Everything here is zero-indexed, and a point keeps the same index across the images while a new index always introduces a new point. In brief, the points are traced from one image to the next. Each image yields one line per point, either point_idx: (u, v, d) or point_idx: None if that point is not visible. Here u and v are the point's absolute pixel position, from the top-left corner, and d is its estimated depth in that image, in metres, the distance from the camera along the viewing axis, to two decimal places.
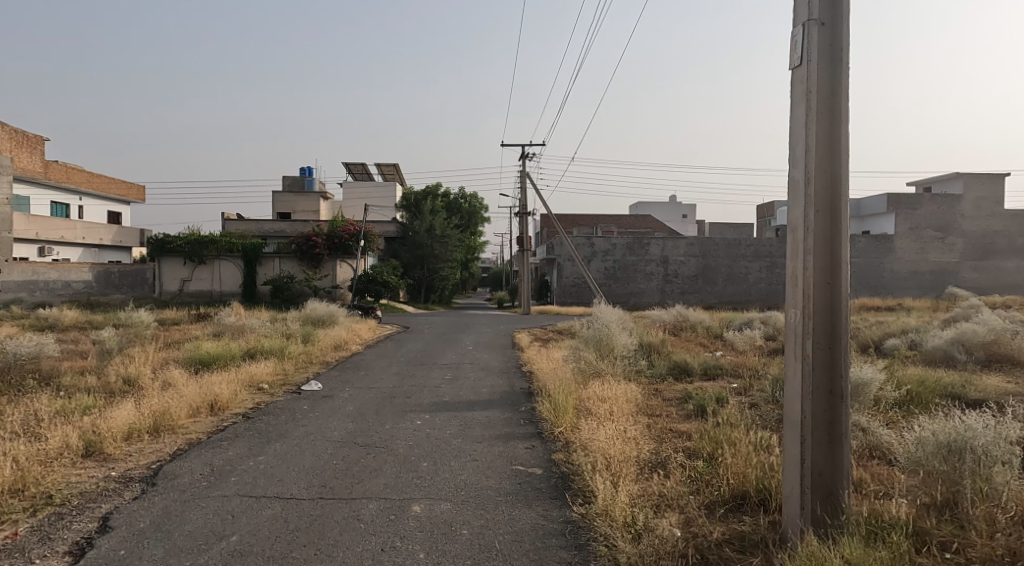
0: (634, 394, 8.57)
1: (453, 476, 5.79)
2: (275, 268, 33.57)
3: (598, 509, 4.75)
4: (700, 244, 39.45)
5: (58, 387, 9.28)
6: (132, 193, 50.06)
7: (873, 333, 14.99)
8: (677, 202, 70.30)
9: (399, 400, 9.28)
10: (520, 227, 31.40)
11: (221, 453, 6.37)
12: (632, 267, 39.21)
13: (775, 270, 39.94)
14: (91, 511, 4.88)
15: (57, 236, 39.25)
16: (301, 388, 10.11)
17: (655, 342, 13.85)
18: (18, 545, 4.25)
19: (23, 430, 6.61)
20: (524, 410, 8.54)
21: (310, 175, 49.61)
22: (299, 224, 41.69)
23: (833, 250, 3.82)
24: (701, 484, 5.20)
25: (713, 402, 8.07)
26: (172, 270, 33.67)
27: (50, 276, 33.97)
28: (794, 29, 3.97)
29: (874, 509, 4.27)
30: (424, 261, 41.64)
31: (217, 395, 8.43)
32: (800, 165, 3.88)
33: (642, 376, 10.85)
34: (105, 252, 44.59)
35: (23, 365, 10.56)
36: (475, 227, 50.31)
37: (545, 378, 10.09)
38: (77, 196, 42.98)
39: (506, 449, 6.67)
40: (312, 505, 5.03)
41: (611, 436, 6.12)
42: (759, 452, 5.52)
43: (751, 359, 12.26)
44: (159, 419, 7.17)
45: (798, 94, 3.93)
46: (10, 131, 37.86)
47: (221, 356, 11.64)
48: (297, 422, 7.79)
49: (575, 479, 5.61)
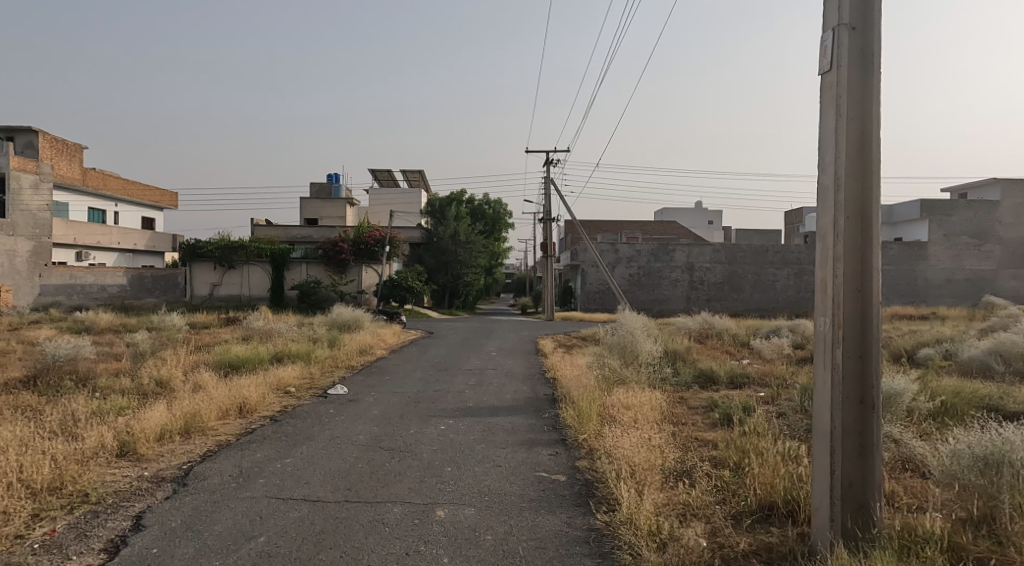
0: (659, 401, 8.51)
1: (477, 481, 5.82)
2: (303, 274, 34.04)
3: (623, 517, 4.72)
4: (727, 251, 39.03)
5: (94, 389, 9.51)
6: (165, 198, 50.87)
7: (906, 343, 14.67)
8: (702, 208, 69.72)
9: (423, 404, 9.34)
10: (545, 233, 31.22)
11: (249, 456, 6.47)
12: (656, 274, 38.89)
13: (804, 277, 39.43)
14: (125, 509, 5.00)
15: (93, 241, 40.21)
16: (326, 392, 10.22)
17: (680, 350, 13.76)
18: (57, 542, 4.36)
19: (61, 429, 6.80)
20: (547, 416, 8.52)
21: (337, 182, 50.32)
22: (326, 229, 42.18)
23: (862, 256, 3.78)
24: (727, 494, 5.15)
25: (739, 411, 8.00)
26: (203, 275, 34.33)
27: (87, 280, 34.87)
28: (823, 34, 3.95)
29: (906, 522, 4.17)
30: (448, 267, 41.87)
31: (246, 398, 8.56)
32: (831, 170, 3.83)
33: (667, 384, 10.71)
34: (138, 257, 45.53)
35: (61, 366, 10.84)
36: (499, 232, 50.45)
37: (568, 384, 10.07)
38: (113, 203, 43.93)
39: (530, 455, 6.68)
40: (337, 508, 5.09)
41: (636, 443, 6.09)
42: (789, 462, 5.42)
43: (779, 368, 12.01)
44: (189, 421, 7.31)
45: (827, 100, 3.89)
46: (51, 139, 38.43)
47: (250, 359, 11.89)
48: (323, 425, 7.91)
49: (599, 486, 5.59)
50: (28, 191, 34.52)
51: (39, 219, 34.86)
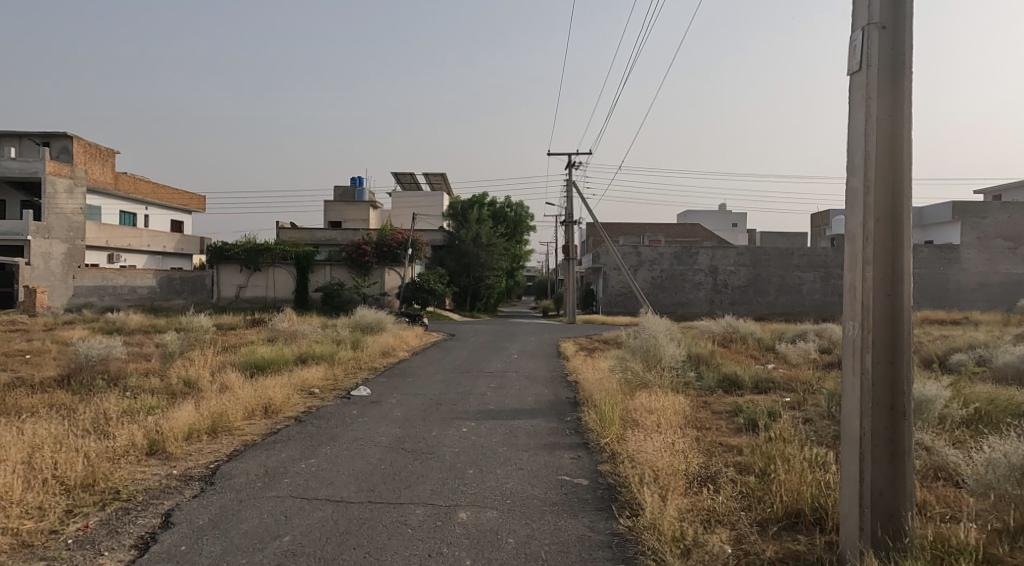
0: (682, 405, 8.43)
1: (499, 484, 5.82)
2: (326, 276, 34.40)
3: (647, 522, 4.68)
4: (751, 253, 38.61)
5: (125, 388, 9.71)
6: (194, 201, 51.74)
7: (937, 348, 14.36)
8: (727, 211, 69.00)
9: (445, 406, 9.38)
10: (567, 235, 31.18)
11: (274, 455, 6.55)
12: (679, 276, 38.57)
13: (831, 281, 38.84)
14: (155, 506, 5.08)
15: (124, 243, 41.03)
16: (350, 393, 10.31)
17: (704, 354, 13.62)
18: (89, 537, 4.46)
19: (93, 427, 6.96)
20: (569, 419, 8.50)
21: (360, 185, 50.75)
22: (349, 232, 42.56)
23: (893, 260, 3.71)
24: (752, 501, 5.09)
25: (764, 416, 7.90)
26: (230, 277, 34.85)
27: (118, 282, 35.61)
28: (852, 34, 3.89)
29: (939, 532, 4.08)
30: (470, 270, 42.00)
31: (271, 398, 8.67)
32: (859, 172, 3.78)
33: (690, 388, 10.62)
34: (167, 260, 46.36)
35: (94, 366, 11.07)
36: (521, 235, 50.50)
37: (590, 388, 10.02)
38: (143, 206, 44.79)
39: (552, 458, 6.66)
40: (360, 508, 5.13)
41: (659, 448, 6.04)
42: (815, 469, 5.34)
43: (805, 372, 11.85)
44: (216, 420, 7.42)
45: (857, 99, 3.83)
46: (85, 144, 39.35)
47: (275, 360, 12.05)
48: (347, 426, 7.98)
49: (622, 491, 5.55)
50: (63, 195, 35.39)
51: (73, 222, 35.71)
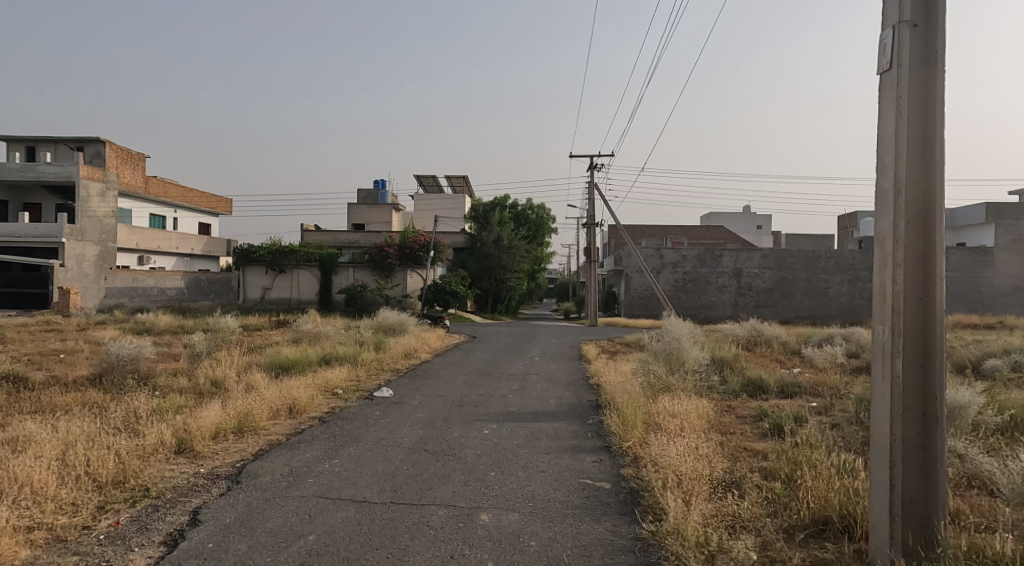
0: (706, 410, 8.34)
1: (521, 487, 5.80)
2: (350, 278, 34.72)
3: (669, 528, 4.62)
4: (776, 256, 38.16)
5: (154, 387, 9.88)
6: (221, 205, 52.57)
7: (970, 353, 14.04)
8: (751, 212, 68.22)
9: (467, 408, 9.40)
10: (589, 238, 31.07)
11: (299, 455, 6.61)
12: (703, 279, 38.19)
13: (859, 284, 38.22)
14: (183, 504, 5.16)
15: (154, 245, 41.81)
16: (372, 394, 10.38)
17: (727, 357, 13.47)
18: (120, 534, 4.54)
19: (124, 425, 7.09)
20: (591, 423, 8.45)
21: (383, 188, 51.14)
22: (372, 235, 42.91)
23: (925, 263, 3.63)
24: (779, 507, 5.01)
25: (790, 421, 7.79)
26: (255, 278, 35.30)
27: (148, 283, 36.29)
28: (883, 33, 3.83)
29: (973, 542, 3.98)
30: (492, 272, 42.07)
31: (296, 399, 8.76)
32: (890, 174, 3.71)
33: (714, 392, 10.50)
34: (195, 262, 47.15)
35: (125, 366, 11.27)
36: (542, 237, 50.48)
37: (613, 390, 9.94)
38: (172, 209, 45.61)
39: (574, 462, 6.63)
40: (384, 509, 5.16)
41: (682, 452, 5.99)
42: (843, 475, 5.23)
43: (832, 377, 11.63)
44: (242, 420, 7.52)
45: (887, 100, 3.76)
46: (116, 148, 40.18)
47: (299, 361, 12.18)
48: (370, 427, 8.03)
49: (644, 495, 5.51)
50: (95, 199, 36.20)
51: (105, 225, 36.50)
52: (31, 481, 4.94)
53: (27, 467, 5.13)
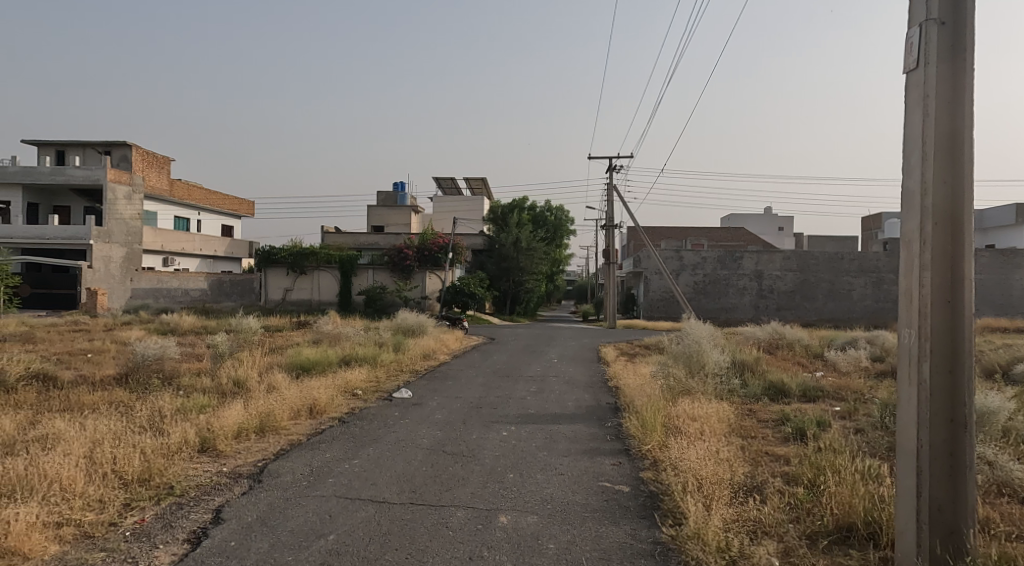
0: (726, 413, 8.27)
1: (540, 489, 5.79)
2: (369, 279, 34.95)
3: (689, 532, 4.57)
4: (798, 258, 37.72)
5: (179, 387, 10.02)
6: (243, 207, 53.18)
7: (999, 358, 13.74)
8: (773, 214, 67.50)
9: (486, 410, 9.40)
10: (607, 240, 30.94)
11: (319, 455, 6.66)
12: (723, 281, 37.86)
13: (883, 287, 37.64)
14: (206, 502, 5.22)
15: (178, 247, 42.42)
16: (392, 395, 10.44)
17: (749, 360, 13.35)
18: (145, 531, 4.60)
19: (149, 424, 7.20)
20: (610, 425, 8.41)
21: (403, 190, 51.41)
22: (392, 236, 43.14)
23: (954, 265, 3.56)
24: (801, 513, 4.95)
25: (813, 426, 7.70)
26: (277, 280, 35.66)
27: (172, 284, 36.83)
28: (909, 31, 3.77)
29: (1004, 552, 3.88)
30: (510, 274, 42.09)
31: (316, 399, 8.82)
32: (916, 174, 3.65)
33: (735, 396, 10.39)
34: (217, 263, 47.75)
35: (150, 366, 11.46)
36: (561, 239, 50.42)
37: (632, 393, 9.90)
38: (195, 211, 46.24)
39: (592, 464, 6.61)
40: (403, 510, 5.17)
41: (703, 456, 5.94)
42: (868, 481, 5.14)
43: (856, 381, 11.44)
44: (264, 420, 7.60)
45: (913, 100, 3.70)
46: (142, 151, 40.85)
47: (320, 362, 12.27)
48: (389, 428, 8.06)
49: (664, 499, 5.47)
50: (122, 201, 36.85)
51: (131, 227, 37.15)
52: (60, 478, 5.05)
53: (56, 464, 5.24)
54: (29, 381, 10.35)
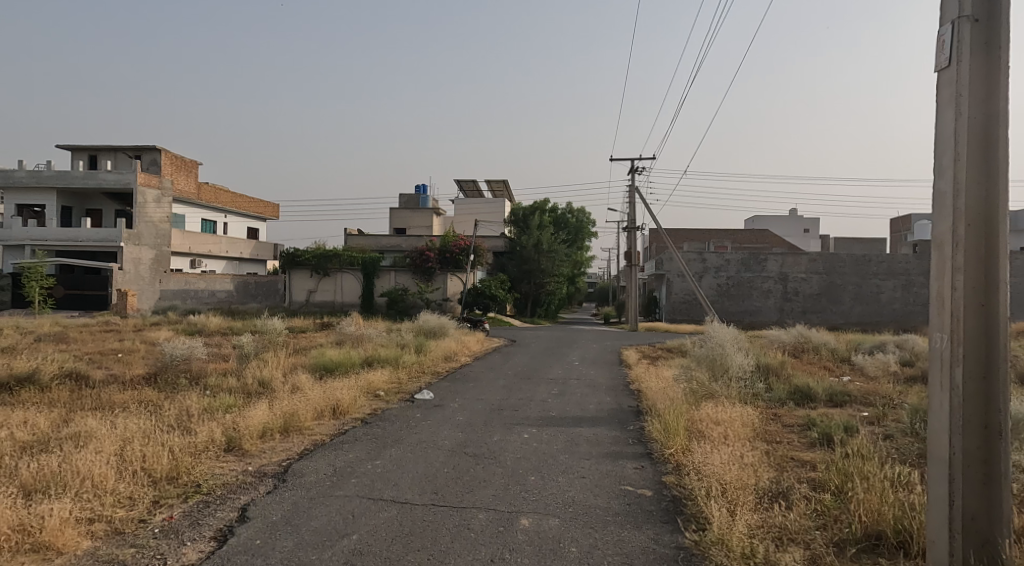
0: (751, 418, 8.16)
1: (562, 492, 5.77)
2: (391, 281, 35.16)
3: (713, 538, 4.53)
4: (825, 260, 37.15)
5: (205, 387, 10.17)
6: (268, 210, 53.85)
7: None
8: (798, 216, 66.60)
9: (507, 412, 9.39)
10: (629, 242, 30.81)
11: (343, 455, 6.71)
12: (747, 284, 37.44)
13: (913, 290, 36.92)
14: (232, 501, 5.29)
15: (205, 250, 43.09)
16: (413, 397, 10.48)
17: (774, 364, 13.17)
18: (174, 528, 4.67)
19: (177, 423, 7.32)
20: (632, 429, 8.35)
21: (424, 193, 51.66)
22: (413, 239, 43.38)
23: (987, 267, 3.48)
24: (828, 520, 4.87)
25: (839, 431, 7.57)
26: (301, 281, 36.04)
27: (199, 286, 37.42)
28: (940, 29, 3.70)
29: None
30: (531, 276, 42.06)
31: (339, 400, 8.89)
32: (948, 175, 3.58)
33: (759, 400, 10.24)
34: (243, 265, 48.41)
35: (177, 366, 11.65)
36: (582, 241, 50.28)
37: (654, 397, 9.82)
38: (222, 214, 46.94)
39: (614, 468, 6.57)
40: (425, 511, 5.18)
41: (727, 460, 5.87)
42: (898, 488, 5.04)
43: (884, 386, 11.23)
44: (288, 420, 7.68)
45: (945, 98, 3.63)
46: (171, 155, 41.58)
47: (343, 363, 12.37)
48: (411, 429, 8.10)
49: (687, 504, 5.42)
50: (152, 205, 37.57)
51: (160, 230, 37.87)
52: (92, 476, 5.15)
53: (88, 461, 5.35)
54: (62, 380, 10.58)
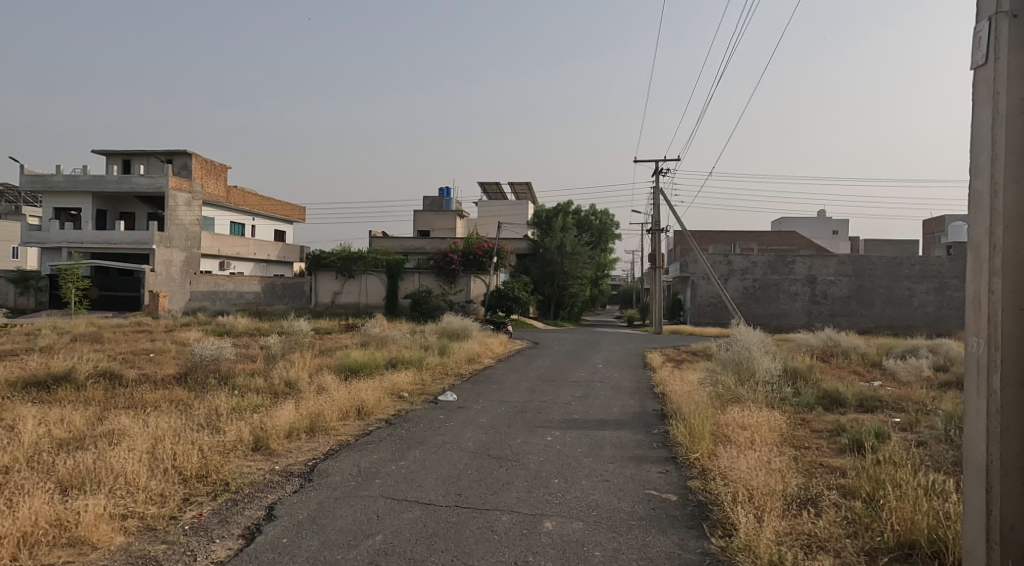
0: (778, 423, 8.03)
1: (586, 496, 5.73)
2: (415, 283, 35.34)
3: (740, 544, 4.47)
4: (854, 263, 36.49)
5: (233, 387, 10.32)
6: (295, 213, 54.53)
7: None
8: (826, 217, 65.55)
9: (530, 415, 9.37)
10: (653, 244, 30.57)
11: (367, 456, 6.75)
12: (774, 286, 36.93)
13: (946, 293, 36.09)
14: (259, 499, 5.36)
15: (233, 252, 43.77)
16: (437, 398, 10.51)
17: (802, 368, 12.96)
18: (203, 525, 4.74)
19: (206, 422, 7.44)
20: (657, 433, 8.27)
21: (448, 195, 51.87)
22: (437, 241, 43.60)
23: None
24: (859, 528, 4.77)
25: (870, 437, 7.41)
26: (326, 283, 36.42)
27: (228, 287, 38.01)
28: (977, 25, 3.61)
29: None
30: (555, 278, 41.98)
31: (364, 401, 8.95)
32: (985, 175, 3.49)
33: (786, 404, 10.07)
34: (270, 267, 49.06)
35: (207, 366, 11.84)
36: (606, 243, 50.06)
37: (679, 400, 9.71)
38: (250, 217, 47.63)
39: (638, 472, 6.51)
40: (449, 512, 5.19)
41: (754, 466, 5.78)
42: (931, 497, 4.92)
43: (916, 392, 10.97)
44: (314, 420, 7.76)
45: (982, 96, 3.54)
46: (200, 159, 42.33)
47: (368, 364, 12.47)
48: (434, 430, 8.13)
49: (713, 509, 5.34)
50: (182, 208, 38.33)
51: (191, 233, 38.70)
52: (125, 473, 5.25)
53: (121, 459, 5.46)
54: (96, 379, 10.82)
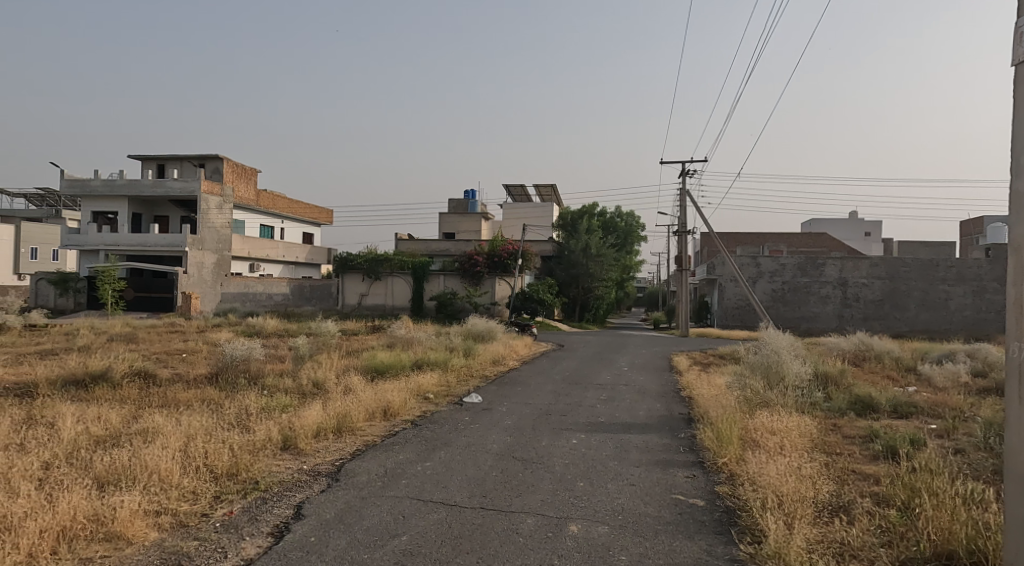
0: (808, 427, 7.89)
1: (611, 499, 5.69)
2: (441, 285, 35.50)
3: (770, 550, 4.38)
4: (887, 265, 35.74)
5: (262, 387, 10.47)
6: (323, 216, 55.20)
7: None
8: (858, 219, 64.35)
9: (555, 417, 9.33)
10: (679, 246, 30.30)
11: (394, 456, 6.79)
12: (803, 289, 36.34)
13: (984, 296, 35.14)
14: (288, 498, 5.41)
15: (263, 254, 44.43)
16: (462, 399, 10.53)
17: (833, 372, 12.70)
18: (233, 523, 4.80)
19: (236, 421, 7.55)
20: (683, 437, 8.17)
21: (474, 198, 52.04)
22: (462, 243, 43.76)
23: None
24: (893, 537, 4.66)
25: (905, 444, 7.24)
26: (353, 285, 36.78)
27: (257, 289, 38.59)
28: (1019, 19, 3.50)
29: None
30: (580, 280, 41.85)
31: (390, 402, 9.01)
32: None
33: (817, 409, 9.88)
34: (298, 269, 49.70)
35: (237, 366, 12.03)
36: (631, 245, 49.77)
37: (705, 404, 9.59)
38: (279, 219, 48.32)
39: (664, 476, 6.44)
40: (475, 514, 5.19)
41: (784, 471, 5.68)
42: (970, 506, 4.78)
43: (952, 398, 10.70)
44: (341, 420, 7.83)
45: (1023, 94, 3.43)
46: (231, 163, 43.07)
47: (393, 365, 12.55)
48: (460, 432, 8.15)
49: (742, 515, 5.26)
50: (214, 211, 39.05)
51: (221, 235, 39.47)
52: (158, 470, 5.35)
53: (155, 456, 5.56)
54: (132, 378, 11.06)
